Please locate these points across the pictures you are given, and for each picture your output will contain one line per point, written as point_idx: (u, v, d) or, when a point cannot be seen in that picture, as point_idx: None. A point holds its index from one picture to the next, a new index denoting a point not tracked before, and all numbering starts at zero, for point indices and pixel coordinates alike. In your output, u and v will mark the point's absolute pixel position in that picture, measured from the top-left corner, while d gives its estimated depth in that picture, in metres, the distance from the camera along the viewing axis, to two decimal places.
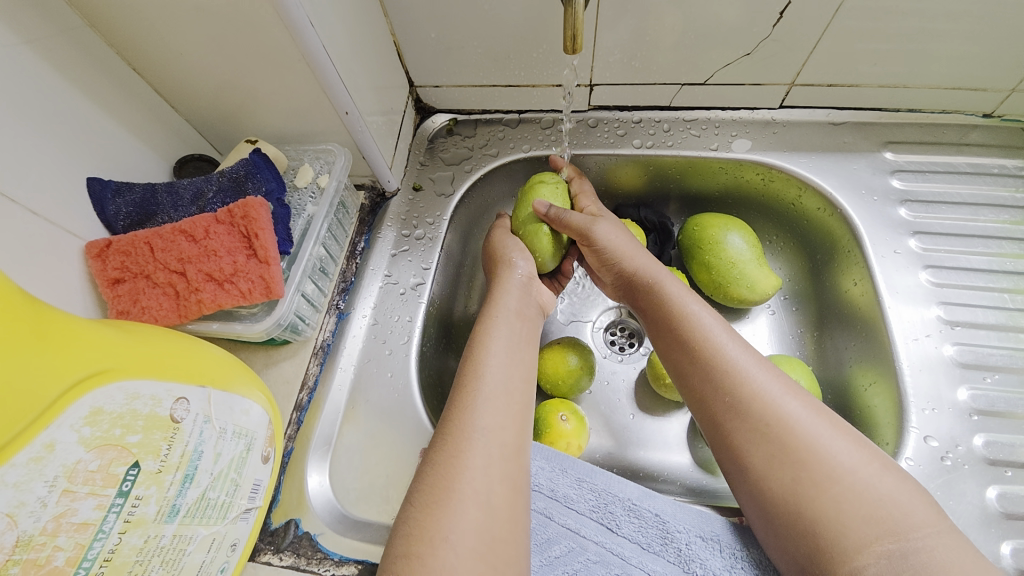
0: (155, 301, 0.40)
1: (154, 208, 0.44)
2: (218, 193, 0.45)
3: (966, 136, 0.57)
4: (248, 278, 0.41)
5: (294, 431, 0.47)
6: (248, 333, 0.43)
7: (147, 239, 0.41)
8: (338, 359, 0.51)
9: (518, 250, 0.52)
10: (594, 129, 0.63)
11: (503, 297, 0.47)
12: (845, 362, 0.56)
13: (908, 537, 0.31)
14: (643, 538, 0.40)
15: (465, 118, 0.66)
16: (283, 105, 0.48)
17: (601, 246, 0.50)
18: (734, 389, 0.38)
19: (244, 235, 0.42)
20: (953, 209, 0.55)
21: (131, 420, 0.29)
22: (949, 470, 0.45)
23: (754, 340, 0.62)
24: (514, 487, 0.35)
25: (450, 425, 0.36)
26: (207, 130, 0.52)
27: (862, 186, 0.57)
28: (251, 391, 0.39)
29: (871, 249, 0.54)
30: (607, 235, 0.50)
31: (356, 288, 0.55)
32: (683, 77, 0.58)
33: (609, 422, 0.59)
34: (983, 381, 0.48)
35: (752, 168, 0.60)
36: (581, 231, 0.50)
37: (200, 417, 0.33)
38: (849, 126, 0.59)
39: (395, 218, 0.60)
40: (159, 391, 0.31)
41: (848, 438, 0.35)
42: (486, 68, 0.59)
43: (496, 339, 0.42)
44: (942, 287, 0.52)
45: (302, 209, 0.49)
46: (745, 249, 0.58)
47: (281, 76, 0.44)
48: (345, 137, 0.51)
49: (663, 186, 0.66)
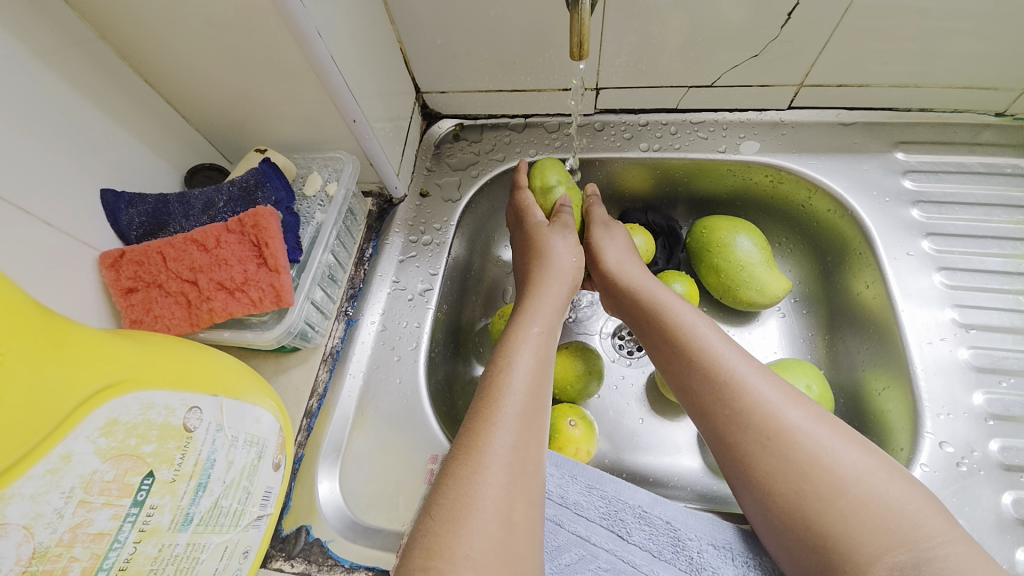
0: (167, 310, 0.40)
1: (166, 218, 0.44)
2: (229, 203, 0.45)
3: (978, 136, 0.56)
4: (258, 286, 0.41)
5: (304, 438, 0.47)
6: (258, 342, 0.43)
7: (160, 248, 0.41)
8: (347, 366, 0.51)
9: (570, 254, 0.51)
10: (600, 132, 0.63)
11: (541, 306, 0.47)
12: (857, 366, 0.55)
13: (921, 546, 0.31)
14: (653, 545, 0.40)
15: (471, 124, 0.66)
16: (292, 114, 0.48)
17: (596, 246, 0.52)
18: (735, 401, 0.38)
19: (254, 244, 0.42)
20: (966, 209, 0.54)
21: (146, 429, 0.30)
22: (965, 476, 0.44)
23: (764, 343, 0.61)
24: (530, 501, 0.35)
25: (474, 439, 0.35)
26: (217, 139, 0.52)
27: (873, 187, 0.56)
28: (262, 398, 0.39)
29: (883, 252, 0.53)
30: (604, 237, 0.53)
31: (364, 294, 0.55)
32: (690, 80, 0.57)
33: (618, 426, 0.59)
34: (998, 385, 0.47)
35: (761, 170, 0.60)
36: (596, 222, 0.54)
37: (213, 426, 0.34)
38: (859, 126, 0.59)
39: (403, 224, 0.60)
40: (173, 401, 0.32)
41: (855, 446, 0.35)
42: (491, 73, 0.59)
43: (525, 352, 0.42)
44: (956, 289, 0.51)
45: (311, 218, 0.49)
46: (755, 252, 0.58)
47: (290, 85, 0.45)
48: (352, 145, 0.51)
49: (671, 189, 0.66)
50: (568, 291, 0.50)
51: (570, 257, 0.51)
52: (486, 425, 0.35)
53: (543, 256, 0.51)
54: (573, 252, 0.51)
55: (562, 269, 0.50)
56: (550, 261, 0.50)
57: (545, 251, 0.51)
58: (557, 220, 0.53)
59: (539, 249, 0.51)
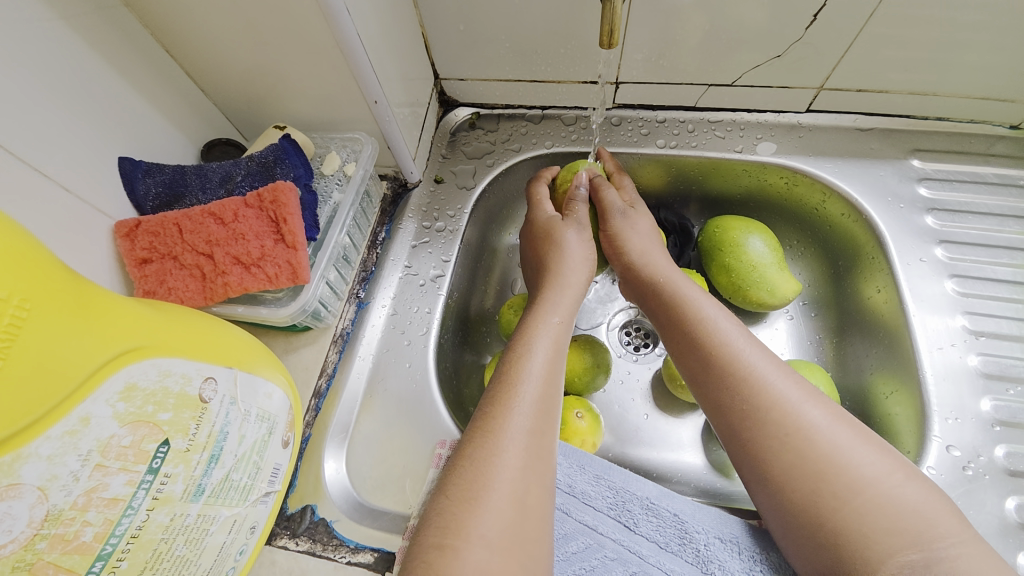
0: (182, 282, 0.40)
1: (182, 190, 0.43)
2: (246, 177, 0.45)
3: (993, 147, 0.57)
4: (275, 262, 0.41)
5: (312, 417, 0.47)
6: (273, 318, 0.43)
7: (176, 220, 0.41)
8: (357, 348, 0.51)
9: (587, 248, 0.50)
10: (617, 127, 0.63)
11: (562, 296, 0.46)
12: (864, 370, 0.55)
13: (932, 546, 0.31)
14: (661, 537, 0.40)
15: (487, 113, 0.66)
16: (313, 92, 0.48)
17: (617, 235, 0.52)
18: (754, 397, 0.38)
19: (272, 220, 0.42)
20: (979, 218, 0.55)
21: (163, 398, 0.30)
22: (971, 480, 0.44)
23: (771, 344, 0.62)
24: (544, 484, 0.35)
25: (492, 421, 0.36)
26: (234, 115, 0.52)
27: (888, 193, 0.56)
28: (274, 375, 0.39)
29: (896, 257, 0.53)
30: (625, 225, 0.52)
31: (376, 277, 0.55)
32: (710, 77, 0.57)
33: (623, 421, 0.59)
34: (1005, 392, 0.47)
35: (776, 172, 0.60)
36: (611, 210, 0.52)
37: (227, 398, 0.34)
38: (875, 132, 0.59)
39: (416, 210, 0.60)
40: (189, 370, 0.31)
41: (872, 448, 0.35)
42: (512, 62, 0.58)
43: (542, 339, 0.41)
44: (967, 297, 0.51)
45: (329, 196, 0.48)
46: (766, 253, 0.58)
47: (313, 62, 0.44)
48: (371, 126, 0.51)
49: (685, 187, 0.66)
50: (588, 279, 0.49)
51: (584, 251, 0.50)
52: (501, 409, 0.35)
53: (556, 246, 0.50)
54: (586, 247, 0.50)
55: (579, 260, 0.49)
56: (561, 250, 0.49)
57: (558, 242, 0.50)
58: (570, 213, 0.52)
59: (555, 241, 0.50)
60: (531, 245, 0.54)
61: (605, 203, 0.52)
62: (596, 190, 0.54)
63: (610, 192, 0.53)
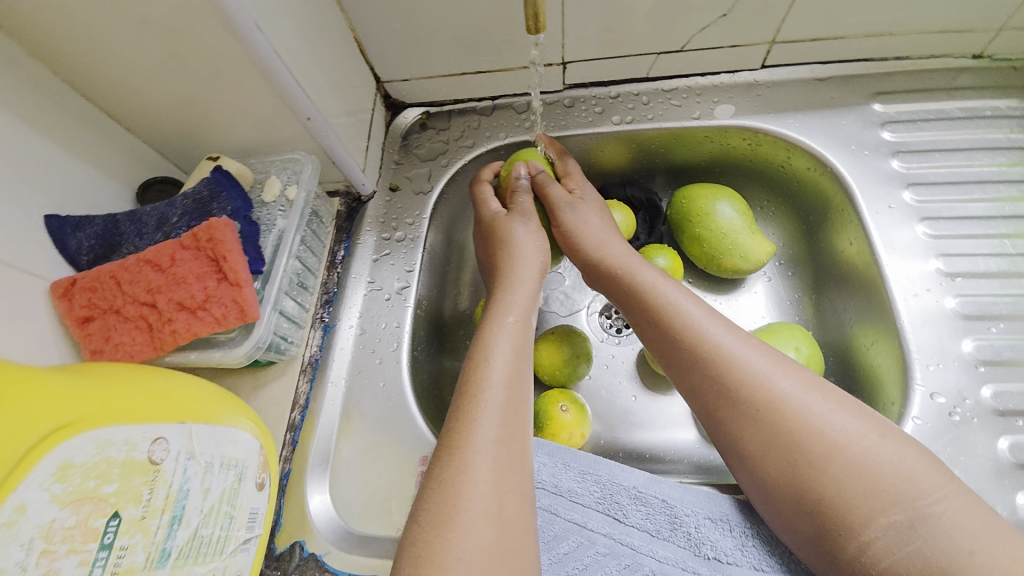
0: (128, 337, 0.38)
1: (118, 239, 0.41)
2: (182, 217, 0.42)
3: (955, 81, 0.55)
4: (221, 303, 0.39)
5: (289, 452, 0.46)
6: (227, 360, 0.41)
7: (113, 272, 0.39)
8: (328, 374, 0.49)
9: (535, 241, 0.49)
10: (571, 109, 0.61)
11: (514, 294, 0.44)
12: (845, 323, 0.55)
13: (917, 504, 0.30)
14: (650, 525, 0.39)
15: (437, 111, 0.63)
16: (243, 117, 0.45)
17: (570, 231, 0.49)
18: (724, 373, 0.37)
19: (212, 259, 0.40)
20: (946, 156, 0.53)
21: (106, 469, 0.29)
22: (959, 425, 0.43)
23: (750, 308, 0.60)
24: (521, 495, 0.34)
25: (457, 436, 0.34)
26: (167, 150, 0.49)
27: (852, 141, 0.54)
28: (239, 419, 0.38)
29: (864, 206, 0.52)
30: (573, 219, 0.49)
31: (339, 298, 0.53)
32: (659, 45, 0.55)
33: (611, 405, 0.58)
34: (987, 331, 0.47)
35: (738, 134, 0.58)
36: (558, 205, 0.50)
37: (181, 455, 0.33)
38: (835, 80, 0.57)
39: (374, 221, 0.58)
40: (133, 435, 0.31)
41: (846, 409, 0.34)
42: (452, 55, 0.56)
43: (500, 343, 0.40)
44: (940, 238, 0.50)
45: (272, 224, 0.46)
46: (736, 218, 0.57)
47: (235, 86, 0.42)
48: (310, 144, 0.49)
49: (648, 160, 0.64)
50: (539, 269, 0.48)
51: (532, 242, 0.48)
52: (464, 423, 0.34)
53: (503, 245, 0.49)
54: (537, 238, 0.49)
55: (527, 252, 0.48)
56: (510, 247, 0.48)
57: (506, 238, 0.49)
58: (516, 206, 0.50)
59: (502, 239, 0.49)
60: (484, 244, 0.52)
61: (551, 198, 0.50)
62: (541, 186, 0.51)
63: (554, 187, 0.50)
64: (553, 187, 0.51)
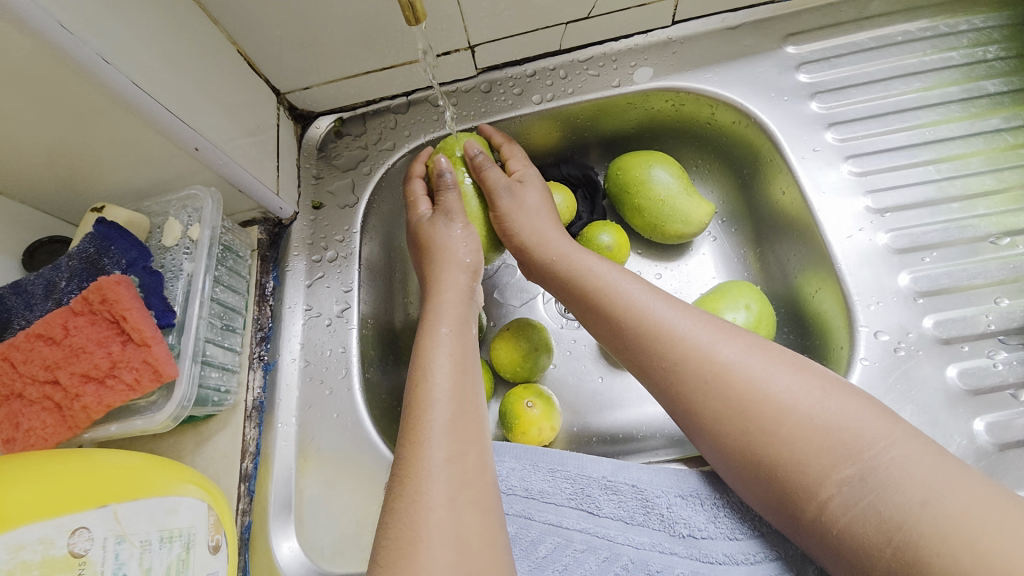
0: (37, 420, 0.35)
1: (6, 315, 0.38)
2: (72, 280, 0.39)
3: (867, 9, 0.55)
4: (131, 367, 0.36)
5: (247, 504, 0.44)
6: (152, 426, 0.39)
7: (3, 354, 0.35)
8: (276, 414, 0.47)
9: (464, 243, 0.47)
10: (489, 94, 0.59)
11: (447, 304, 0.43)
12: (790, 273, 0.55)
13: (867, 456, 0.30)
14: (624, 512, 0.39)
15: (350, 116, 0.60)
16: (125, 159, 0.41)
17: (508, 216, 0.49)
18: (669, 351, 0.36)
19: (112, 321, 0.37)
20: (863, 90, 0.53)
21: (22, 573, 0.27)
22: (905, 360, 0.44)
23: (701, 271, 0.61)
24: (482, 510, 0.32)
25: (406, 464, 0.33)
26: (52, 207, 0.45)
27: (771, 88, 0.54)
28: (177, 485, 0.36)
29: (790, 153, 0.52)
30: (512, 203, 0.49)
31: (277, 333, 0.50)
32: (564, 15, 0.53)
33: (579, 391, 0.58)
34: (922, 262, 0.47)
35: (660, 96, 0.57)
36: (496, 188, 0.49)
37: (111, 539, 0.31)
38: (746, 27, 0.56)
39: (302, 244, 0.55)
40: (48, 531, 0.28)
41: (788, 369, 0.33)
42: (351, 55, 0.52)
43: (439, 356, 0.38)
44: (866, 175, 0.51)
45: (179, 270, 0.43)
46: (672, 182, 0.56)
47: (104, 128, 0.38)
48: (208, 176, 0.45)
49: (578, 135, 0.62)
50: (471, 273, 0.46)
51: (461, 242, 0.47)
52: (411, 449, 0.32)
53: (432, 252, 0.47)
54: (464, 239, 0.47)
55: (456, 258, 0.46)
56: (440, 253, 0.47)
57: (434, 245, 0.47)
58: (440, 205, 0.49)
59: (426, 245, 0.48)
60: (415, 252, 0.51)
61: (488, 181, 0.49)
62: (478, 172, 0.50)
63: (491, 171, 0.49)
64: (492, 170, 0.50)
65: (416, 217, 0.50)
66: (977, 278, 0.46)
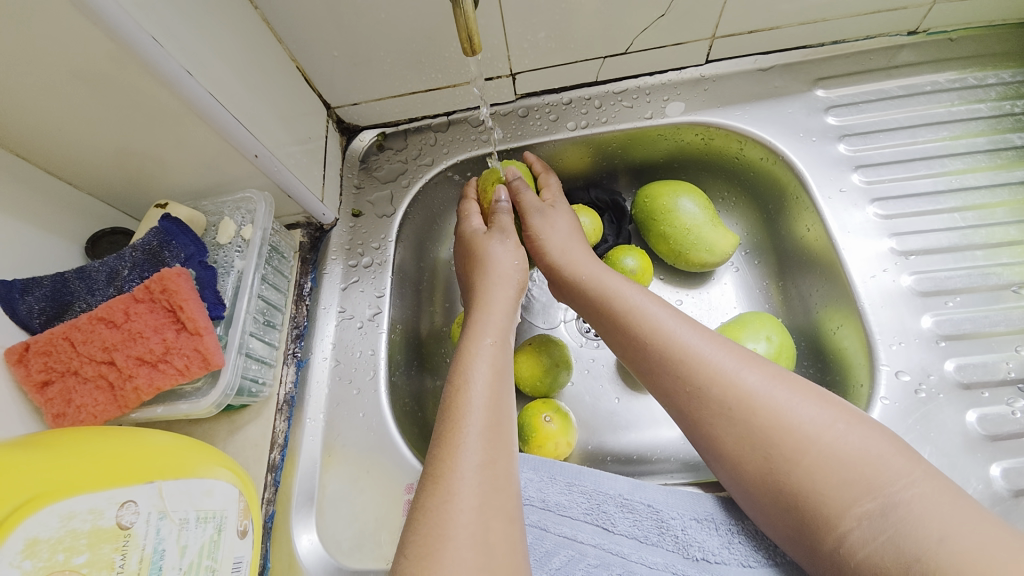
0: (90, 397, 0.38)
1: (69, 298, 0.41)
2: (134, 270, 0.42)
3: (896, 58, 0.57)
4: (182, 354, 0.39)
5: (272, 494, 0.45)
6: (195, 411, 0.41)
7: (65, 333, 0.37)
8: (306, 409, 0.49)
9: (513, 260, 0.49)
10: (526, 118, 0.62)
11: (487, 315, 0.45)
12: (811, 308, 0.56)
13: (887, 492, 0.30)
14: (639, 531, 0.40)
15: (392, 131, 0.63)
16: (189, 161, 0.45)
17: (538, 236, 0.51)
18: (695, 377, 0.37)
19: (168, 309, 0.39)
20: (890, 135, 0.55)
21: (73, 541, 0.28)
22: (925, 402, 0.45)
23: (722, 300, 0.62)
24: (508, 519, 0.33)
25: (439, 464, 0.34)
26: (116, 200, 0.48)
27: (799, 128, 0.56)
28: (214, 470, 0.38)
29: (817, 192, 0.53)
30: (542, 225, 0.51)
31: (311, 331, 0.52)
32: (603, 49, 0.56)
33: (596, 410, 0.59)
34: (945, 306, 0.48)
35: (690, 129, 0.59)
36: (528, 210, 0.52)
37: (154, 514, 0.32)
38: (777, 69, 0.58)
39: (339, 250, 0.57)
40: (99, 502, 0.30)
41: (812, 401, 0.34)
42: (400, 75, 0.56)
43: (478, 364, 0.40)
44: (891, 218, 0.52)
45: (230, 266, 0.46)
46: (699, 212, 0.58)
47: (177, 131, 0.41)
48: (262, 180, 0.48)
49: (608, 162, 0.64)
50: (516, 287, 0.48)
51: (508, 256, 0.49)
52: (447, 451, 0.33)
53: (479, 264, 0.49)
54: (514, 255, 0.50)
55: (500, 273, 0.48)
56: (485, 267, 0.49)
57: (483, 256, 0.50)
58: (495, 224, 0.52)
59: (477, 257, 0.50)
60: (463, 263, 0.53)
61: (524, 205, 0.52)
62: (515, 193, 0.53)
63: (527, 193, 0.53)
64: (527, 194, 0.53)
65: (471, 229, 0.53)
66: (999, 325, 0.47)
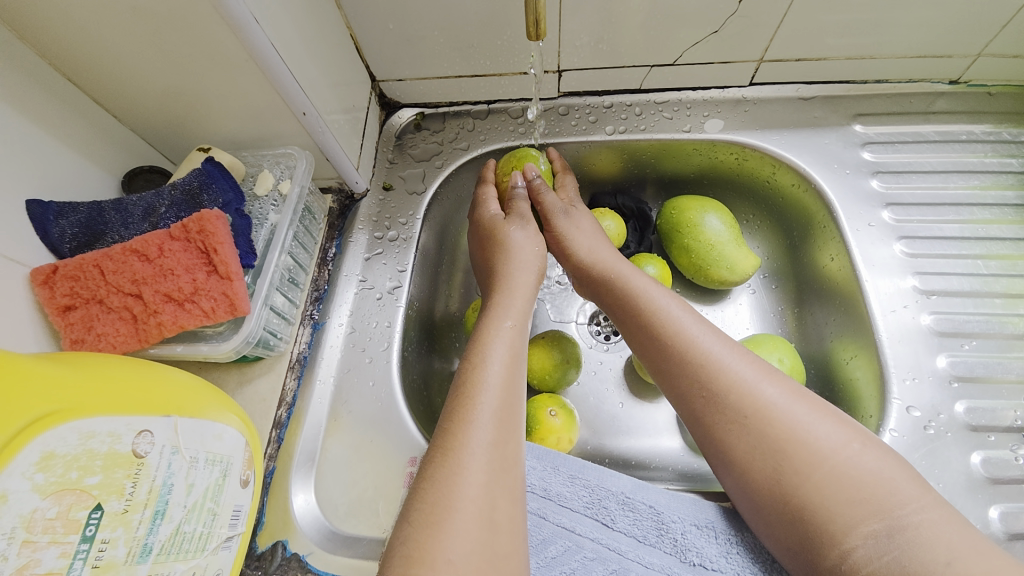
0: (111, 327, 0.38)
1: (102, 227, 0.41)
2: (171, 208, 0.42)
3: (934, 105, 0.58)
4: (210, 296, 0.39)
5: (274, 450, 0.45)
6: (215, 355, 0.41)
7: (96, 261, 0.38)
8: (316, 371, 0.49)
9: (533, 243, 0.50)
10: (565, 116, 0.62)
11: (513, 299, 0.45)
12: (825, 337, 0.57)
13: (895, 514, 0.31)
14: (638, 531, 0.40)
15: (432, 112, 0.64)
16: (236, 110, 0.45)
17: (562, 235, 0.52)
18: (713, 383, 0.37)
19: (202, 250, 0.40)
20: (923, 178, 0.56)
21: (88, 461, 0.29)
22: (933, 439, 0.45)
23: (736, 320, 0.62)
24: (513, 497, 0.33)
25: (452, 437, 0.34)
26: (156, 139, 0.49)
27: (833, 159, 0.57)
28: (225, 414, 0.37)
29: (845, 224, 0.54)
30: (566, 226, 0.52)
31: (330, 296, 0.53)
32: (651, 58, 0.56)
33: (599, 412, 0.59)
34: (961, 348, 0.49)
35: (726, 148, 0.60)
36: (552, 210, 0.53)
37: (167, 448, 0.32)
38: (818, 100, 0.59)
39: (367, 220, 0.57)
40: (118, 426, 0.30)
41: (829, 419, 0.35)
42: (450, 57, 0.56)
43: (498, 347, 0.40)
44: (916, 257, 0.52)
45: (264, 219, 0.46)
46: (723, 230, 0.58)
47: (230, 78, 0.41)
48: (304, 139, 0.48)
49: (639, 170, 0.65)
50: (535, 278, 0.49)
51: (530, 245, 0.50)
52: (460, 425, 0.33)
53: (505, 247, 0.50)
54: (533, 241, 0.51)
55: (523, 257, 0.49)
56: (512, 253, 0.49)
57: (504, 241, 0.50)
58: (512, 210, 0.53)
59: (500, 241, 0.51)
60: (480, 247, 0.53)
61: (546, 205, 0.53)
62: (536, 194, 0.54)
63: (548, 195, 0.53)
64: (548, 195, 0.53)
65: (485, 214, 0.54)
66: (1009, 373, 0.47)
